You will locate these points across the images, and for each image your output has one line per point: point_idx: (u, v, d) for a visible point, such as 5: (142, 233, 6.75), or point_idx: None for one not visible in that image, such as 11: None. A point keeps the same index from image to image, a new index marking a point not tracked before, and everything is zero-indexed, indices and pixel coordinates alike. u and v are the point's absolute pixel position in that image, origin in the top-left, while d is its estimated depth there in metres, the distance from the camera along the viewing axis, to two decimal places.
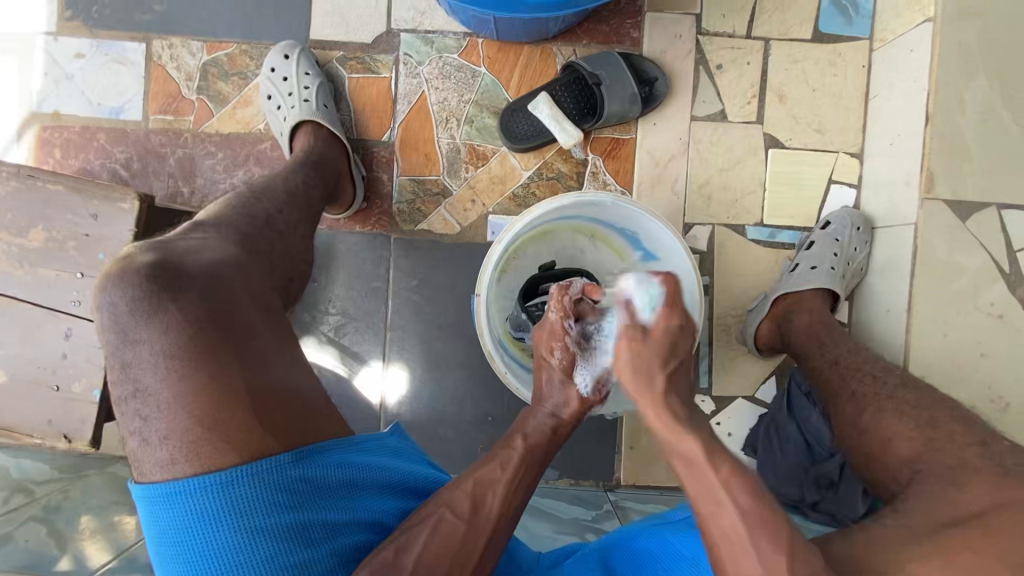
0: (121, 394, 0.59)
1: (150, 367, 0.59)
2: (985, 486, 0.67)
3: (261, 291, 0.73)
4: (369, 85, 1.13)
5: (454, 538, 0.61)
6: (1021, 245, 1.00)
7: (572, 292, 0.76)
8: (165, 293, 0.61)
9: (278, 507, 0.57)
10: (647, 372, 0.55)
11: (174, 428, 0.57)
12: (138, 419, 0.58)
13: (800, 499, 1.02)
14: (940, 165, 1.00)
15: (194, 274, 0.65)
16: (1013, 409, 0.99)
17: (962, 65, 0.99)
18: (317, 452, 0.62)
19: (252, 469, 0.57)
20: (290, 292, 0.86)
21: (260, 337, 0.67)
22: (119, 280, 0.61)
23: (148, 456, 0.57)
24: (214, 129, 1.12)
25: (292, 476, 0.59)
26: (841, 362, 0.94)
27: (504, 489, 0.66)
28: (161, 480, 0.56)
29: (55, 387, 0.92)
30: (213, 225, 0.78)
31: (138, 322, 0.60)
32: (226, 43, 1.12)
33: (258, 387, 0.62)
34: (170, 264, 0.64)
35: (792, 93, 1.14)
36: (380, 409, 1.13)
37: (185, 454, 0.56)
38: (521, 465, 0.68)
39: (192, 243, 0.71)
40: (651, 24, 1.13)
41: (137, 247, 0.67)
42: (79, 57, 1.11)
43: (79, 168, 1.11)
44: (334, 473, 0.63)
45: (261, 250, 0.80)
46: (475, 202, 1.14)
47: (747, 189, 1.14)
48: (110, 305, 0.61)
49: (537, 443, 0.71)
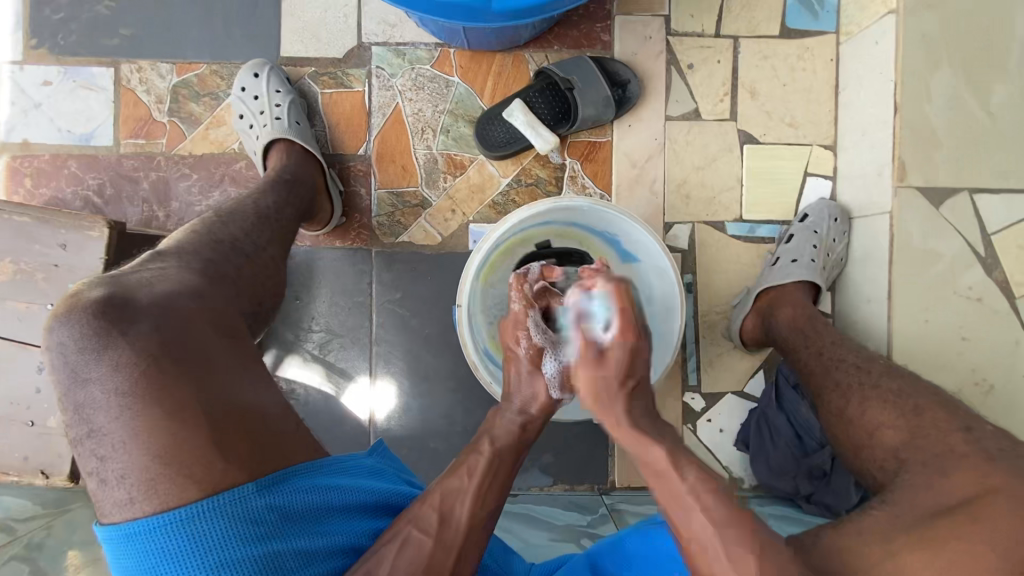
0: (78, 435, 0.58)
1: (103, 406, 0.58)
2: (970, 471, 0.68)
3: (221, 320, 0.72)
4: (343, 100, 1.13)
5: (421, 554, 0.60)
6: (994, 228, 1.01)
7: (531, 280, 0.80)
8: (114, 329, 0.60)
9: (244, 540, 0.56)
10: (605, 394, 0.57)
11: (130, 466, 0.56)
12: (95, 458, 0.57)
13: (794, 492, 1.04)
14: (912, 153, 1.01)
15: (145, 306, 0.64)
16: (997, 391, 1.00)
17: (926, 55, 1.01)
18: (283, 479, 0.61)
19: (214, 502, 0.56)
20: (260, 316, 0.85)
21: (221, 363, 0.66)
22: (64, 320, 0.61)
23: (106, 495, 0.56)
24: (187, 151, 1.11)
25: (258, 505, 0.58)
26: (824, 353, 0.94)
27: (472, 497, 0.66)
28: (123, 520, 0.55)
29: (29, 422, 0.91)
30: (175, 253, 0.77)
31: (88, 360, 0.59)
32: (196, 64, 1.11)
33: (219, 413, 0.61)
34: (119, 299, 0.63)
35: (764, 89, 1.15)
36: (369, 425, 1.12)
37: (143, 492, 0.55)
38: (487, 472, 0.68)
39: (147, 274, 0.71)
40: (620, 27, 1.13)
41: (87, 283, 0.67)
42: (47, 85, 1.10)
43: (50, 197, 1.10)
44: (302, 499, 0.62)
45: (227, 276, 0.79)
46: (455, 212, 1.13)
47: (725, 186, 1.15)
48: (58, 345, 0.60)
49: (508, 449, 0.71)
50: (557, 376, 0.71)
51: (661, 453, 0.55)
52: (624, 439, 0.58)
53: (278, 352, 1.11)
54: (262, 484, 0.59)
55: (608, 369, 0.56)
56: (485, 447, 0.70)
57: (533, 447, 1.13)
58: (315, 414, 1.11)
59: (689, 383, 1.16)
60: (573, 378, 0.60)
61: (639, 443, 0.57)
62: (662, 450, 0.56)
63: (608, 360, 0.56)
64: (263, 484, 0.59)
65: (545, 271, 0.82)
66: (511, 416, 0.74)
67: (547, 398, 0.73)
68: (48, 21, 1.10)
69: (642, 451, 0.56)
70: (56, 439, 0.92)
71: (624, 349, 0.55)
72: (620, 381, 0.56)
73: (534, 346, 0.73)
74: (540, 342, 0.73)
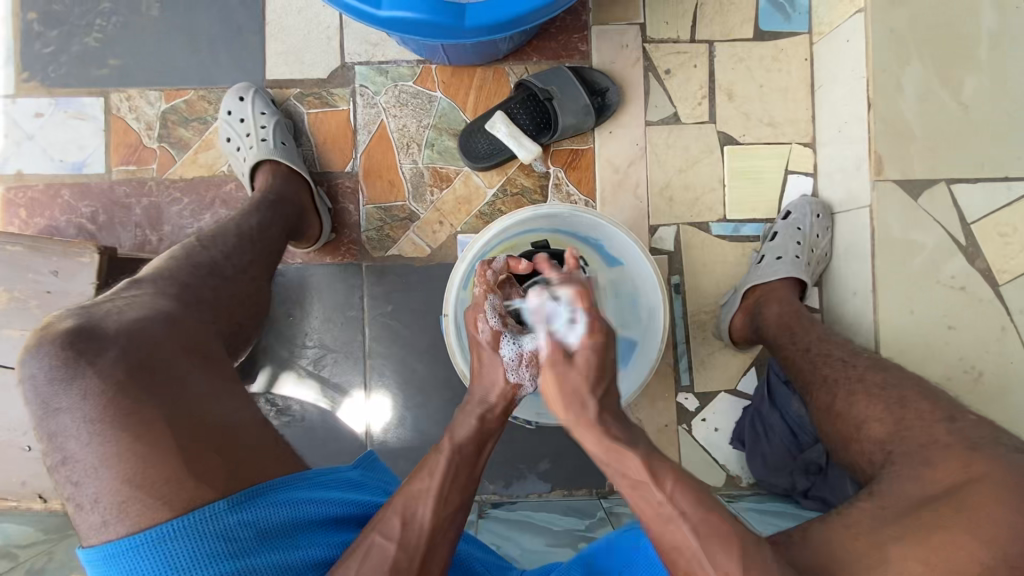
0: (53, 463, 0.60)
1: (73, 433, 0.59)
2: (951, 459, 0.69)
3: (196, 342, 0.74)
4: (328, 119, 1.15)
5: (385, 560, 0.61)
6: (973, 217, 1.03)
7: (495, 268, 0.80)
8: (82, 358, 0.62)
9: (216, 557, 0.57)
10: (577, 400, 0.65)
11: (103, 491, 0.58)
12: (71, 485, 0.59)
13: (792, 487, 1.05)
14: (888, 148, 1.03)
15: (114, 334, 0.66)
16: (986, 378, 1.01)
17: (896, 50, 1.02)
18: (256, 496, 0.62)
19: (186, 521, 0.57)
20: (239, 337, 0.87)
21: (192, 387, 0.68)
22: (36, 351, 0.63)
23: (83, 520, 0.58)
24: (177, 175, 1.14)
25: (229, 522, 0.59)
26: (811, 349, 0.95)
27: (434, 498, 0.66)
28: (100, 542, 0.57)
29: (27, 447, 0.93)
30: (151, 280, 0.79)
31: (57, 391, 0.61)
32: (183, 90, 1.14)
33: (189, 440, 0.62)
34: (87, 329, 0.65)
35: (741, 90, 1.17)
36: (366, 437, 1.13)
37: (117, 515, 0.57)
38: (449, 469, 0.68)
39: (119, 303, 0.72)
40: (597, 38, 1.16)
41: (59, 314, 0.69)
42: (38, 116, 1.13)
43: (45, 226, 1.12)
44: (277, 515, 0.63)
45: (204, 301, 0.81)
46: (443, 223, 1.15)
47: (708, 187, 1.17)
48: (30, 376, 0.62)
49: (468, 447, 0.71)
50: (516, 358, 0.73)
51: (636, 463, 0.62)
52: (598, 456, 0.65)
53: (273, 369, 1.12)
54: (233, 501, 0.60)
55: (578, 373, 0.66)
56: (446, 445, 0.70)
57: (529, 454, 1.13)
58: (311, 430, 1.12)
59: (681, 383, 1.16)
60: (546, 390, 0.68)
61: (616, 456, 0.63)
62: (637, 463, 0.62)
63: (578, 365, 0.66)
64: (235, 501, 0.60)
65: (511, 262, 0.81)
66: (470, 410, 0.73)
67: (505, 383, 0.73)
68: (39, 55, 1.13)
69: (619, 461, 0.63)
70: None
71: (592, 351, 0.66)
72: (590, 391, 0.66)
73: (492, 330, 0.74)
74: (497, 326, 0.75)
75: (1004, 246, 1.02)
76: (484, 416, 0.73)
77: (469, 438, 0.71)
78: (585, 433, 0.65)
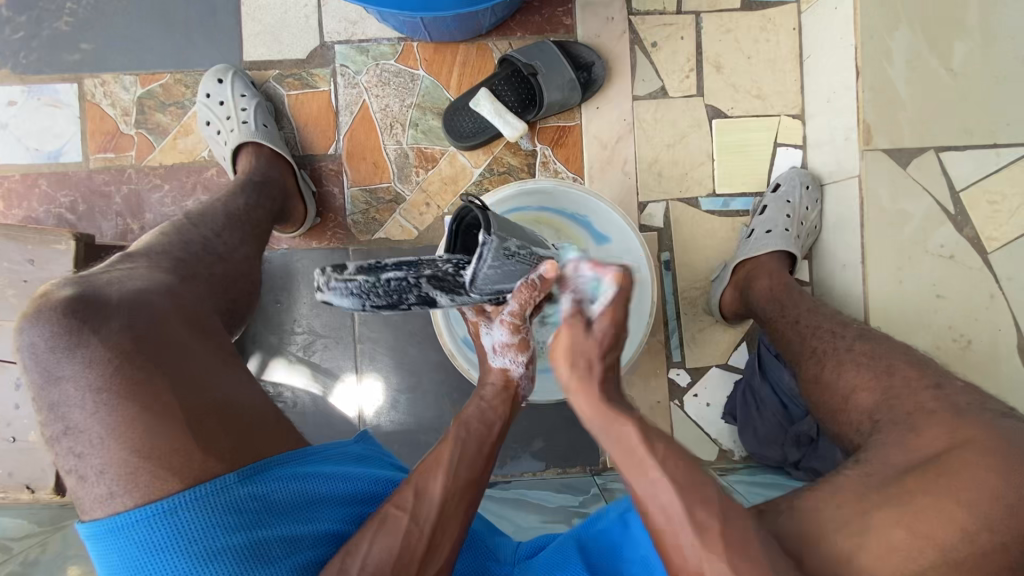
0: (53, 435, 0.59)
1: (77, 404, 0.58)
2: (938, 426, 0.70)
3: (197, 316, 0.73)
4: (310, 101, 1.13)
5: (398, 530, 0.62)
6: (963, 184, 1.02)
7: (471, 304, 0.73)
8: (85, 327, 0.61)
9: (227, 529, 0.57)
10: (585, 368, 0.60)
11: (109, 462, 0.57)
12: (73, 456, 0.58)
13: (783, 459, 1.04)
14: (875, 116, 1.02)
15: (118, 304, 0.65)
16: (975, 346, 1.01)
17: (884, 16, 1.01)
18: (265, 469, 0.62)
19: (195, 493, 0.57)
20: (235, 315, 0.86)
21: (196, 357, 0.67)
22: (35, 321, 0.61)
23: (88, 492, 0.57)
24: (157, 161, 1.11)
25: (240, 494, 0.59)
26: (801, 321, 0.94)
27: (444, 470, 0.67)
28: (104, 515, 0.56)
29: (11, 438, 0.92)
30: (145, 255, 0.78)
31: (60, 359, 0.60)
32: (160, 74, 1.11)
33: (197, 406, 0.62)
34: (91, 299, 0.64)
35: (729, 62, 1.15)
36: (359, 421, 1.12)
37: (125, 486, 0.56)
38: (456, 443, 0.70)
39: (118, 274, 0.71)
40: (582, 10, 1.14)
41: (56, 282, 0.66)
42: (11, 105, 1.10)
43: (24, 217, 1.10)
44: (286, 489, 0.62)
45: (199, 275, 0.80)
46: (430, 205, 1.14)
47: (696, 161, 1.16)
48: (30, 345, 0.60)
49: (473, 425, 0.72)
50: (498, 347, 0.75)
51: (632, 429, 0.58)
52: (594, 421, 0.60)
53: (262, 355, 1.12)
54: (244, 473, 0.60)
55: (593, 340, 0.60)
56: (452, 426, 0.72)
57: (523, 434, 1.14)
58: (304, 416, 1.12)
59: (673, 359, 1.16)
60: (555, 348, 0.61)
61: (611, 421, 0.59)
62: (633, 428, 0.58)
63: (595, 332, 0.60)
64: (246, 473, 0.60)
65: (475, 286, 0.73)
66: (480, 399, 0.76)
67: (506, 376, 0.77)
68: (8, 41, 1.09)
69: (616, 429, 0.59)
70: (37, 452, 0.93)
71: (610, 324, 0.60)
72: (600, 356, 0.60)
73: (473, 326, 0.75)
74: (473, 316, 0.74)
75: (993, 214, 1.02)
76: (492, 399, 0.76)
77: (477, 415, 0.73)
78: (581, 393, 0.60)
